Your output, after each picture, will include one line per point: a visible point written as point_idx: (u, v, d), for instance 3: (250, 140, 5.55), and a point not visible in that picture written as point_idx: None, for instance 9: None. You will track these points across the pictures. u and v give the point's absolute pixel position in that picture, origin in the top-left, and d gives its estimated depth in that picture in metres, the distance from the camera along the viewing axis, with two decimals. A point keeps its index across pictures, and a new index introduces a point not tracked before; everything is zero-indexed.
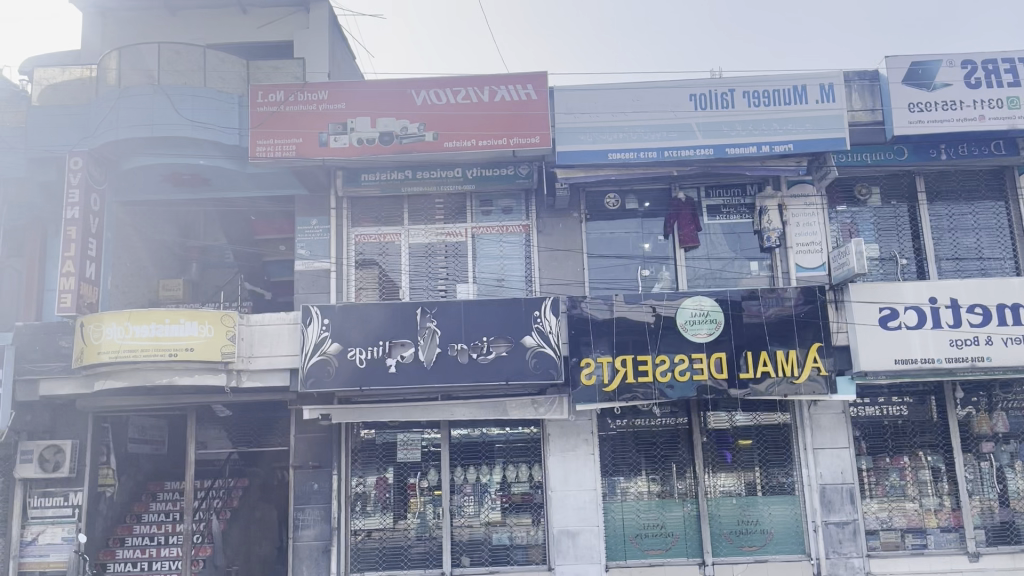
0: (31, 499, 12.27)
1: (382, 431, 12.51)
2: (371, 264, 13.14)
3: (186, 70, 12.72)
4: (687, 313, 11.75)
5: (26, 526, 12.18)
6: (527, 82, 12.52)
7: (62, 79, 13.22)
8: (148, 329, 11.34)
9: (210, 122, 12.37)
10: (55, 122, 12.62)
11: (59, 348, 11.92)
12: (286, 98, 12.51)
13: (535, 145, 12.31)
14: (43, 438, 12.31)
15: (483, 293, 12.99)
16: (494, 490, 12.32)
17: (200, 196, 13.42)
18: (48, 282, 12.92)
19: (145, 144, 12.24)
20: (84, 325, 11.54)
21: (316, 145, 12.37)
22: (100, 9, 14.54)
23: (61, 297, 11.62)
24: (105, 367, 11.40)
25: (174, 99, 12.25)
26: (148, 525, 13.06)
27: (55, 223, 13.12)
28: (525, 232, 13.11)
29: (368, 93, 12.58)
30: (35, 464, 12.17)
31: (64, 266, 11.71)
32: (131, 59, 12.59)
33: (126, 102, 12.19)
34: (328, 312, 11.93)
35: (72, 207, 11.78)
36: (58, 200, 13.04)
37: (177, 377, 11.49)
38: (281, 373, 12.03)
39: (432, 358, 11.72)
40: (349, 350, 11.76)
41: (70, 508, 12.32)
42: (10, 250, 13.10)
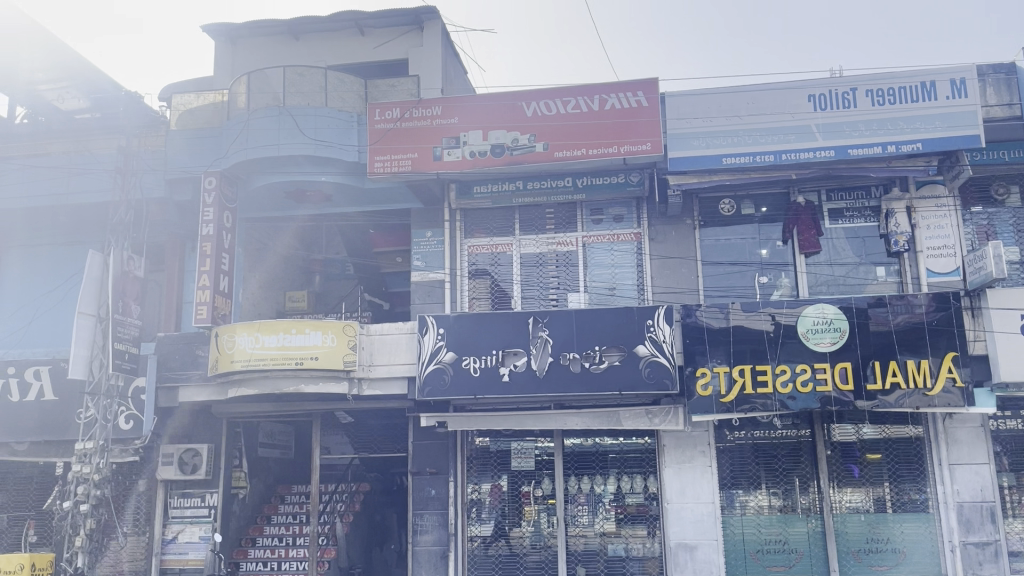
0: (171, 500, 13.05)
1: (496, 439, 12.65)
2: (483, 274, 13.33)
3: (309, 91, 13.30)
4: (808, 321, 11.35)
5: (168, 525, 13.00)
6: (637, 89, 12.43)
7: (197, 104, 14.08)
8: (275, 339, 11.95)
9: (332, 140, 12.92)
10: (192, 144, 13.48)
11: (196, 357, 12.65)
12: (402, 114, 12.91)
13: (646, 152, 12.16)
14: (181, 441, 13.01)
15: (595, 302, 12.95)
16: (608, 500, 12.23)
17: (322, 212, 13.99)
18: (186, 296, 13.80)
19: (272, 163, 12.90)
20: (219, 336, 12.25)
21: (430, 160, 12.69)
22: (230, 37, 15.50)
23: (199, 308, 12.39)
24: (238, 375, 12.07)
25: (298, 120, 12.86)
26: (277, 526, 13.57)
27: (192, 240, 14.03)
28: (636, 239, 12.98)
29: (480, 107, 12.82)
30: (174, 466, 12.88)
31: (201, 280, 12.46)
32: (259, 83, 13.31)
33: (257, 124, 12.90)
34: (443, 322, 12.19)
35: (207, 224, 12.55)
36: (194, 217, 13.88)
37: (303, 384, 12.01)
38: (399, 382, 12.37)
39: (544, 367, 11.78)
40: (464, 359, 11.98)
41: (206, 509, 12.98)
42: (154, 264, 14.14)
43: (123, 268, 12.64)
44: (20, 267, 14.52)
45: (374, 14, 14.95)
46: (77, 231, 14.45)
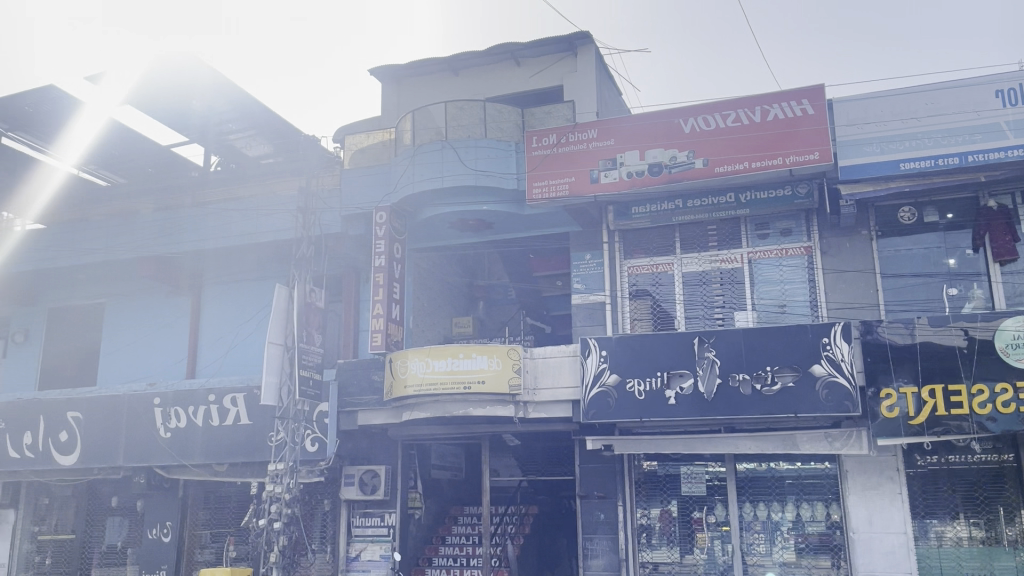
0: (354, 519, 13.76)
1: (665, 462, 12.40)
2: (644, 294, 13.16)
3: (470, 123, 13.78)
4: (1008, 335, 10.40)
5: (351, 543, 13.69)
6: (802, 97, 11.97)
7: (367, 143, 14.91)
8: (444, 363, 12.37)
9: (492, 170, 13.30)
10: (365, 181, 14.35)
11: (372, 381, 13.32)
12: (558, 140, 13.12)
13: (814, 162, 11.65)
14: (362, 463, 13.83)
15: (764, 320, 12.48)
16: (787, 529, 11.66)
17: (485, 239, 14.39)
18: (361, 323, 14.62)
19: (437, 194, 13.43)
20: (393, 361, 12.86)
21: (588, 182, 12.80)
22: (395, 78, 16.38)
23: (374, 336, 13.05)
24: (412, 400, 12.61)
25: (460, 151, 13.33)
26: (451, 546, 13.98)
27: (366, 271, 14.79)
28: (806, 253, 12.41)
29: (636, 127, 12.80)
30: (356, 487, 13.66)
31: (375, 309, 13.15)
32: (423, 119, 13.92)
33: (421, 158, 13.48)
34: (606, 344, 12.14)
35: (379, 256, 13.22)
36: (368, 250, 14.69)
37: (472, 408, 12.37)
38: (565, 405, 12.45)
39: (712, 389, 11.45)
40: (628, 381, 11.87)
41: (386, 528, 13.57)
42: (333, 295, 15.05)
43: (306, 300, 13.49)
44: (217, 303, 15.89)
45: (529, 44, 15.33)
46: (265, 267, 15.65)
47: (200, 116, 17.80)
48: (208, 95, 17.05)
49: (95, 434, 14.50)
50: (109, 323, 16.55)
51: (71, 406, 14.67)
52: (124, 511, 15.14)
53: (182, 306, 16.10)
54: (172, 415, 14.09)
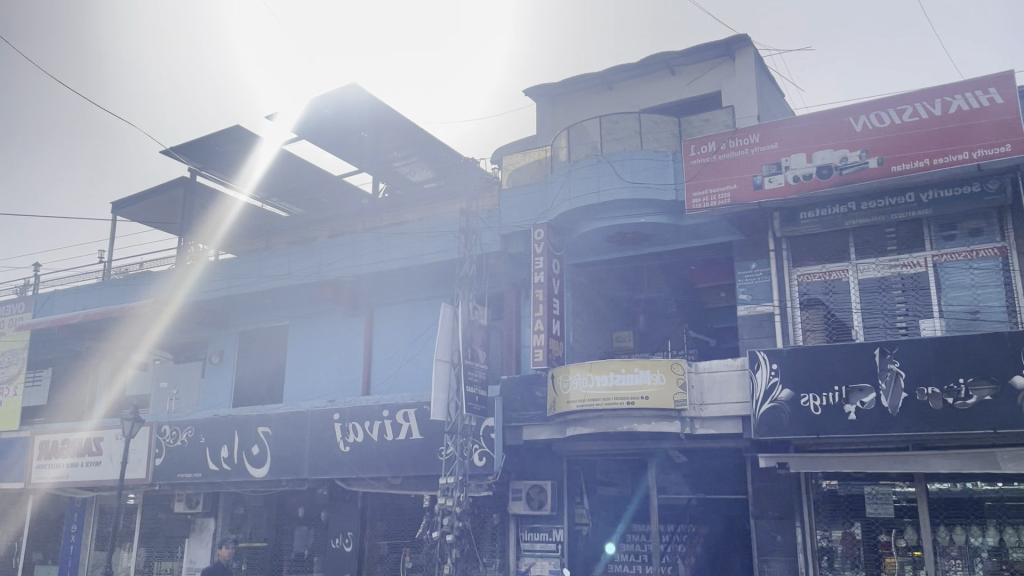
0: (523, 534, 13.99)
1: (846, 482, 11.67)
2: (816, 303, 12.51)
3: (625, 136, 13.66)
4: None
5: (521, 557, 13.93)
6: (990, 84, 11.00)
7: (524, 162, 15.19)
8: (607, 379, 12.33)
9: (649, 182, 13.12)
10: (523, 200, 14.56)
11: (536, 397, 13.50)
12: (718, 147, 12.79)
13: (1006, 154, 10.69)
14: (528, 478, 14.06)
15: (953, 328, 11.51)
16: (989, 555, 10.66)
17: (645, 252, 14.23)
18: (523, 339, 14.83)
19: (594, 210, 13.43)
20: (556, 377, 12.96)
21: (751, 189, 12.38)
22: (550, 97, 16.64)
23: (535, 352, 13.17)
24: (575, 415, 12.62)
25: (617, 166, 13.25)
26: (620, 564, 13.83)
27: (526, 287, 14.98)
28: (1001, 254, 11.35)
29: (801, 128, 12.24)
30: (523, 502, 13.91)
31: (536, 325, 13.24)
32: (578, 135, 13.97)
33: (578, 175, 13.54)
34: (776, 357, 11.62)
35: (538, 272, 13.33)
36: (527, 267, 14.89)
37: (636, 424, 12.21)
38: (734, 421, 12.03)
39: (897, 404, 10.68)
40: (802, 396, 11.30)
41: (554, 543, 13.66)
42: (495, 313, 15.38)
43: (470, 317, 13.80)
44: (388, 322, 16.67)
45: (683, 53, 15.14)
46: (430, 287, 16.24)
47: (370, 146, 18.98)
48: (377, 122, 18.28)
49: (282, 447, 15.54)
50: (292, 343, 17.74)
51: (262, 422, 15.80)
52: (309, 521, 16.14)
53: (357, 326, 17.01)
54: (351, 430, 14.86)
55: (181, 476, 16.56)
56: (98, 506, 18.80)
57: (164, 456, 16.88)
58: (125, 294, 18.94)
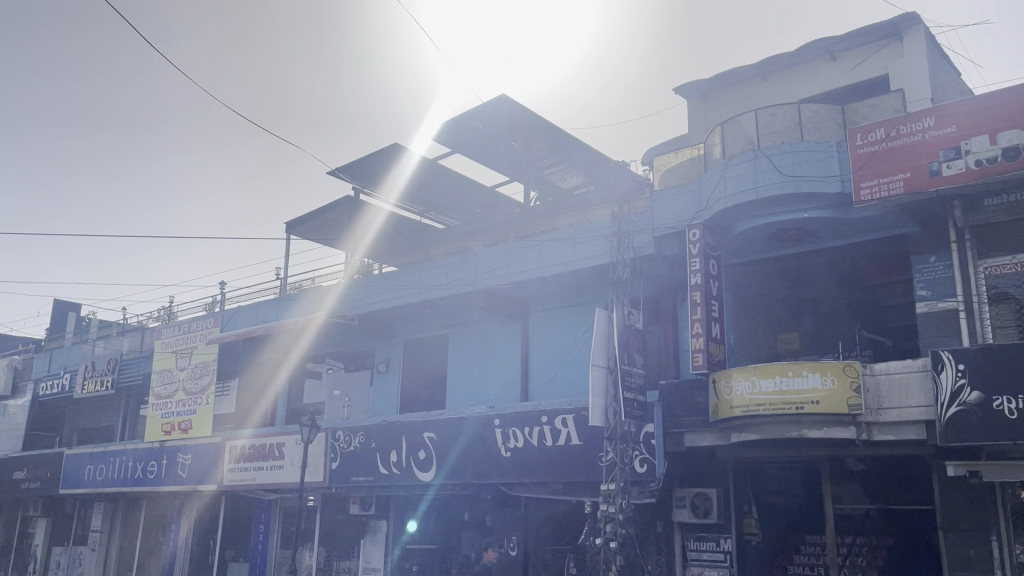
0: (689, 543, 13.69)
1: None
2: (1008, 298, 11.42)
3: (784, 128, 13.08)
4: None
5: (688, 567, 13.62)
6: None
7: (676, 162, 14.91)
8: (773, 383, 11.87)
9: (811, 175, 12.52)
10: (677, 201, 14.26)
11: (698, 403, 13.19)
12: (887, 134, 12.05)
13: None
14: (692, 486, 13.82)
15: None
16: None
17: (809, 249, 13.58)
18: (682, 344, 14.52)
19: (752, 207, 12.95)
20: (718, 382, 12.61)
21: (926, 176, 11.56)
22: (702, 94, 16.25)
23: (695, 356, 12.85)
24: (739, 421, 12.21)
25: (776, 160, 12.71)
26: None
27: (683, 290, 14.69)
28: None
29: (982, 108, 11.28)
30: (688, 510, 13.64)
31: (694, 328, 12.89)
32: (733, 131, 13.52)
33: (734, 171, 13.11)
34: (962, 356, 10.73)
35: (695, 274, 12.94)
36: (684, 269, 14.57)
37: (806, 430, 11.68)
38: (916, 427, 11.21)
39: None
40: (994, 399, 10.35)
41: (723, 553, 13.28)
42: (650, 317, 15.10)
43: (625, 322, 13.63)
44: (543, 329, 16.81)
45: (845, 37, 14.35)
46: (585, 293, 16.23)
47: (522, 155, 19.32)
48: (527, 130, 18.61)
49: (446, 452, 16.02)
50: (452, 351, 18.27)
51: (427, 427, 16.38)
52: (475, 524, 16.52)
53: (514, 333, 17.29)
54: (511, 435, 15.10)
55: (355, 479, 17.45)
56: (281, 507, 20.15)
57: (339, 460, 17.85)
58: (300, 308, 20.22)
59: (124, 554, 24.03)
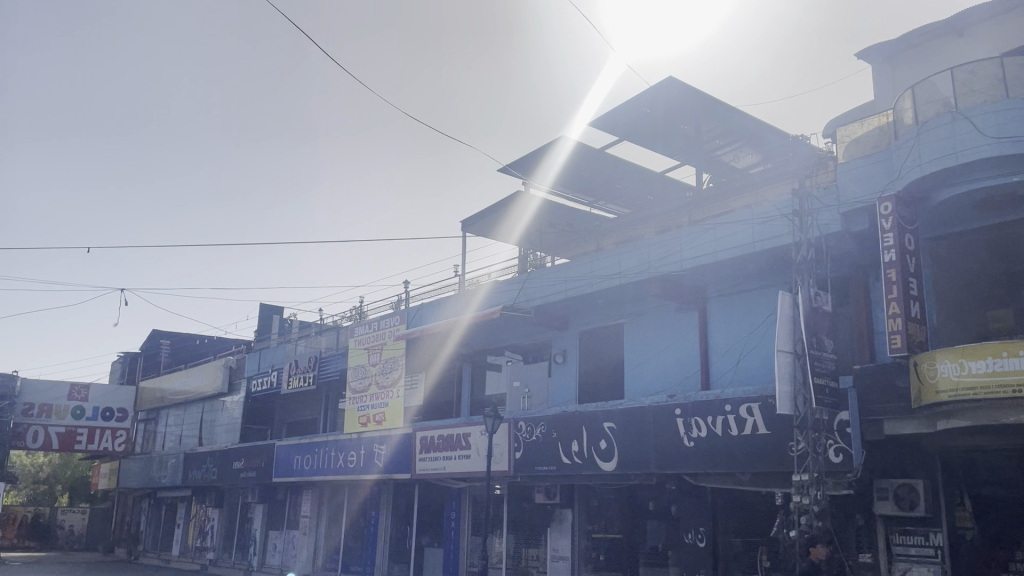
0: (893, 537, 12.80)
1: None
2: None
3: (986, 86, 11.93)
4: None
5: (893, 562, 12.74)
6: None
7: (862, 132, 13.97)
8: (984, 364, 11.20)
9: (1020, 135, 11.32)
10: (865, 173, 13.36)
11: (897, 388, 12.31)
12: None
13: None
14: (895, 476, 12.87)
15: None
16: None
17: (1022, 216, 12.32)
18: (876, 325, 13.58)
19: (952, 174, 11.89)
20: (919, 365, 11.95)
21: None
22: None
23: (892, 338, 11.98)
24: (946, 408, 11.47)
25: (978, 122, 11.62)
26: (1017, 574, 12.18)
27: (875, 267, 13.76)
28: None
29: None
30: (891, 502, 12.72)
31: (891, 308, 12.02)
32: (926, 93, 12.50)
33: (929, 137, 12.10)
34: None
35: (889, 250, 12.04)
36: (874, 245, 13.64)
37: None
38: None
39: None
40: None
41: (933, 549, 12.33)
42: (839, 298, 14.26)
43: (812, 304, 13.00)
44: (723, 314, 16.33)
45: None
46: (766, 275, 15.58)
47: (693, 138, 18.90)
48: (697, 111, 18.12)
49: (628, 442, 15.93)
50: (629, 340, 18.16)
51: (607, 417, 16.40)
52: (660, 515, 16.38)
53: (691, 320, 16.90)
54: (693, 424, 14.79)
55: (538, 468, 17.78)
56: (470, 495, 20.94)
57: (522, 449, 18.27)
58: (479, 303, 20.87)
59: (331, 538, 25.89)
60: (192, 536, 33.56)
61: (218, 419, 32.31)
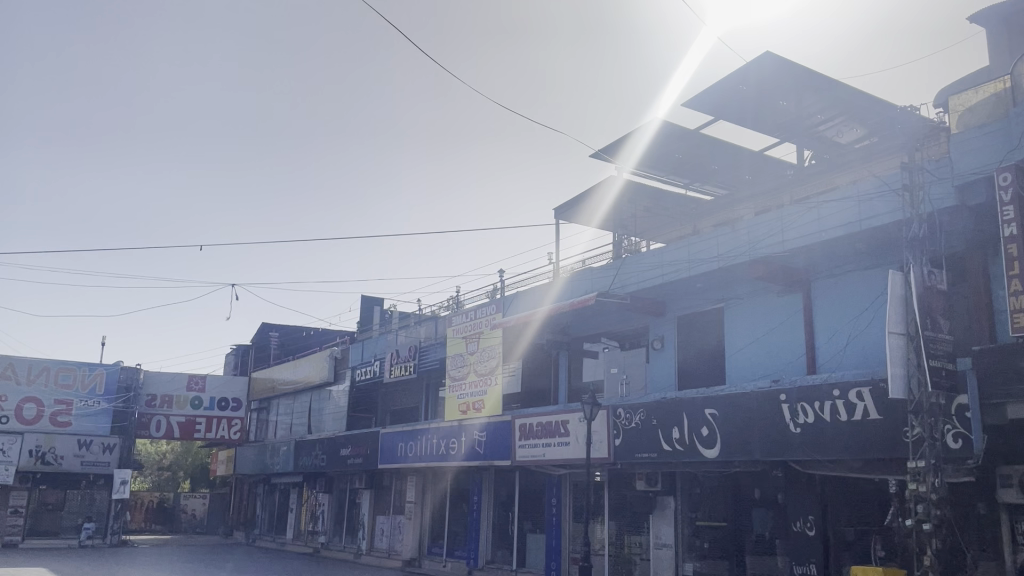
0: (1018, 527, 12.20)
1: None
2: None
3: None
4: None
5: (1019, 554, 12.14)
6: None
7: (976, 100, 13.34)
8: None
9: None
10: (979, 142, 12.54)
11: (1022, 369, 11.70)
12: None
13: None
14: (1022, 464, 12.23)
15: None
16: None
17: None
18: (997, 305, 12.85)
19: None
20: None
21: None
22: None
23: (1015, 317, 11.29)
24: None
25: None
26: None
27: (995, 244, 13.03)
28: None
29: None
30: (1016, 489, 12.17)
31: (1013, 285, 11.33)
32: None
33: None
34: None
35: (1009, 224, 11.39)
36: (993, 219, 12.88)
37: None
38: None
39: None
40: None
41: None
42: (956, 277, 13.56)
43: (926, 283, 12.42)
44: (828, 297, 15.80)
45: None
46: (875, 254, 14.95)
47: (792, 114, 18.31)
48: (796, 86, 17.52)
49: (731, 429, 15.62)
50: (730, 325, 17.77)
51: (709, 404, 16.12)
52: (766, 503, 16.05)
53: (795, 303, 16.41)
54: (799, 410, 14.39)
55: (639, 455, 17.68)
56: (570, 482, 21.03)
57: (622, 436, 18.19)
58: (574, 290, 20.85)
59: (435, 523, 26.50)
60: (304, 521, 34.98)
61: (326, 408, 33.51)
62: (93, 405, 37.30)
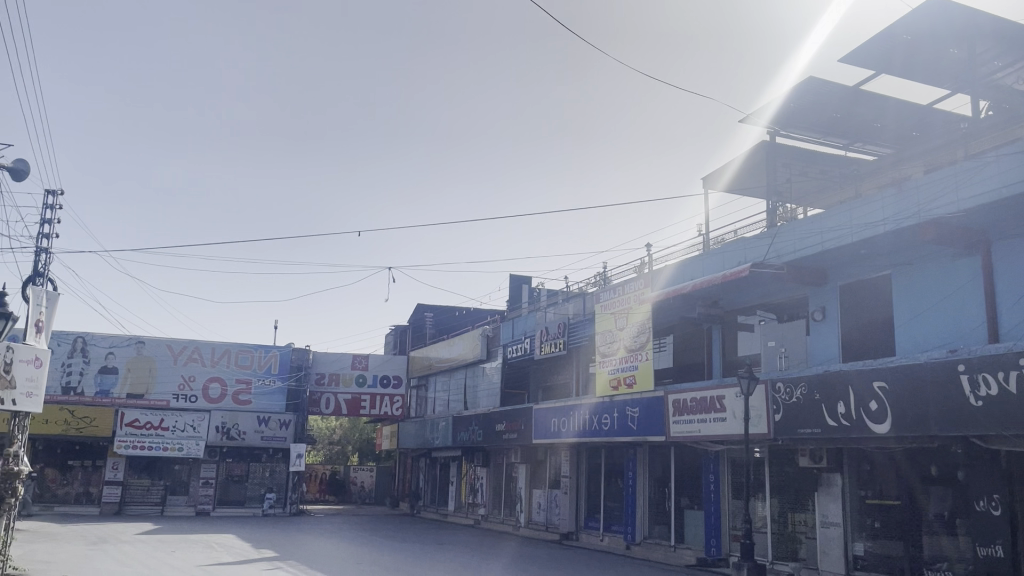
0: None
1: None
2: None
3: None
4: None
5: None
6: None
7: None
8: None
9: None
10: None
11: None
12: None
13: None
14: None
15: None
16: None
17: None
18: None
19: None
20: None
21: None
22: None
23: None
24: None
25: None
26: None
27: None
28: None
29: None
30: None
31: None
32: None
33: None
34: None
35: None
36: None
37: None
38: None
39: None
40: None
41: None
42: None
43: None
44: (1012, 259, 14.52)
45: None
46: None
47: (964, 62, 16.88)
48: (967, 30, 16.13)
49: (902, 402, 14.75)
50: (898, 293, 16.74)
51: (878, 376, 15.28)
52: (944, 481, 15.12)
53: (973, 267, 15.21)
54: (981, 381, 13.33)
55: (801, 431, 17.02)
56: (728, 457, 20.63)
57: (782, 412, 17.58)
58: (726, 262, 20.26)
59: (591, 497, 26.75)
60: (464, 494, 36.28)
61: (480, 384, 34.47)
62: (269, 383, 40.60)
